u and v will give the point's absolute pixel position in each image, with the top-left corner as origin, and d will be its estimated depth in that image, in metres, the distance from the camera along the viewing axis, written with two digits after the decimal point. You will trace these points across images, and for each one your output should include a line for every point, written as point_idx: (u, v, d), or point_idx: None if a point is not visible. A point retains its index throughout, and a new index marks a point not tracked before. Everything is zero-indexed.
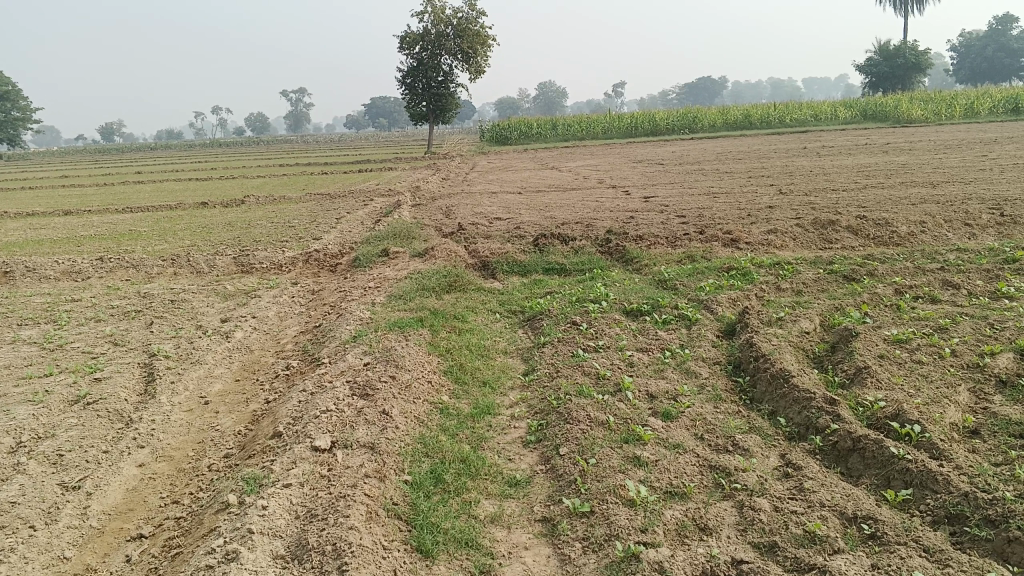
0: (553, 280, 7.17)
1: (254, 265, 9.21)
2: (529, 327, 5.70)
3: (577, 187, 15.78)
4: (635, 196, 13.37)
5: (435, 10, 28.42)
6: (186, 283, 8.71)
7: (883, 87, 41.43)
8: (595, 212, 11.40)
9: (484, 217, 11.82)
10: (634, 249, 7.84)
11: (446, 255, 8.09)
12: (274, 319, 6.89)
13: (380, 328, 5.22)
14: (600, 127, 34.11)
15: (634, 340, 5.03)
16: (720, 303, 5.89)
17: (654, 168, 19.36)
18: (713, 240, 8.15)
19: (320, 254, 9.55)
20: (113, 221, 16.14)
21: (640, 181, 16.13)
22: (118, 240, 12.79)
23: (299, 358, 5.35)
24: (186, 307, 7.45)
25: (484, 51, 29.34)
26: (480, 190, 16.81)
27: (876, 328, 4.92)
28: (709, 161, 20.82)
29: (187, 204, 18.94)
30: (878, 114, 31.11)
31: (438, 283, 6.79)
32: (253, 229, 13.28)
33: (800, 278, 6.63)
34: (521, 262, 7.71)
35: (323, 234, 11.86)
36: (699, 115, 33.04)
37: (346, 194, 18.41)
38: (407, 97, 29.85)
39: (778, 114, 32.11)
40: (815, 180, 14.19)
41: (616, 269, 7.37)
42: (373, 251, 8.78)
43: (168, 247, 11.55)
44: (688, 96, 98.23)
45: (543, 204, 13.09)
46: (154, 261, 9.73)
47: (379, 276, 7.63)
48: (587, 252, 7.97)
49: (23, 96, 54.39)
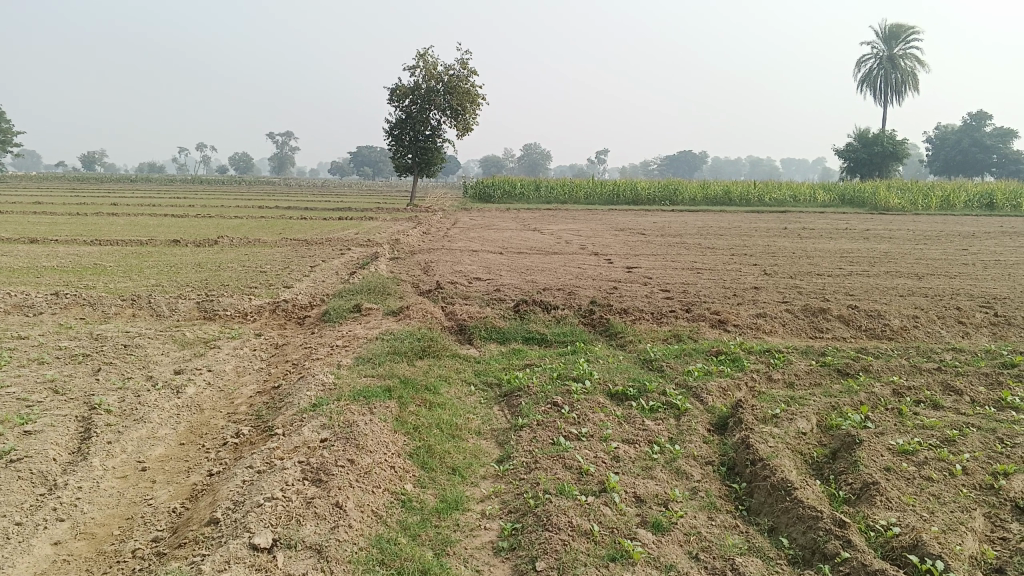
0: (532, 351, 6.79)
1: (217, 312, 8.75)
2: (506, 403, 5.29)
3: (559, 251, 15.53)
4: (617, 265, 13.12)
5: (427, 65, 28.57)
6: (143, 327, 8.21)
7: (861, 172, 42.10)
8: (577, 279, 11.09)
9: (463, 276, 11.47)
10: (619, 323, 7.50)
11: (422, 315, 7.69)
12: (233, 376, 6.43)
13: (344, 396, 4.79)
14: (583, 192, 34.19)
15: (620, 429, 4.65)
16: (710, 391, 5.53)
17: (636, 237, 19.21)
18: (700, 319, 7.83)
19: (290, 304, 9.12)
20: (78, 253, 15.58)
21: (622, 250, 15.90)
22: (80, 274, 12.26)
23: (253, 423, 4.88)
24: (139, 354, 6.97)
25: (473, 110, 29.41)
26: (460, 247, 16.51)
27: (879, 435, 4.58)
28: (691, 234, 20.71)
29: (158, 240, 18.43)
30: (856, 200, 31.64)
31: (411, 347, 6.39)
32: (223, 272, 12.81)
33: (792, 368, 6.32)
34: (500, 329, 7.33)
35: (296, 282, 11.42)
36: (681, 187, 33.27)
37: (324, 242, 18.01)
38: (392, 149, 29.75)
39: (759, 192, 32.40)
40: (798, 262, 14.04)
41: (600, 344, 7.01)
42: (345, 305, 8.36)
43: (130, 285, 11.05)
44: (670, 167, 99.63)
45: (524, 267, 12.78)
46: (113, 300, 9.22)
47: (349, 334, 7.21)
48: (569, 323, 7.61)
49: (4, 118, 53.80)
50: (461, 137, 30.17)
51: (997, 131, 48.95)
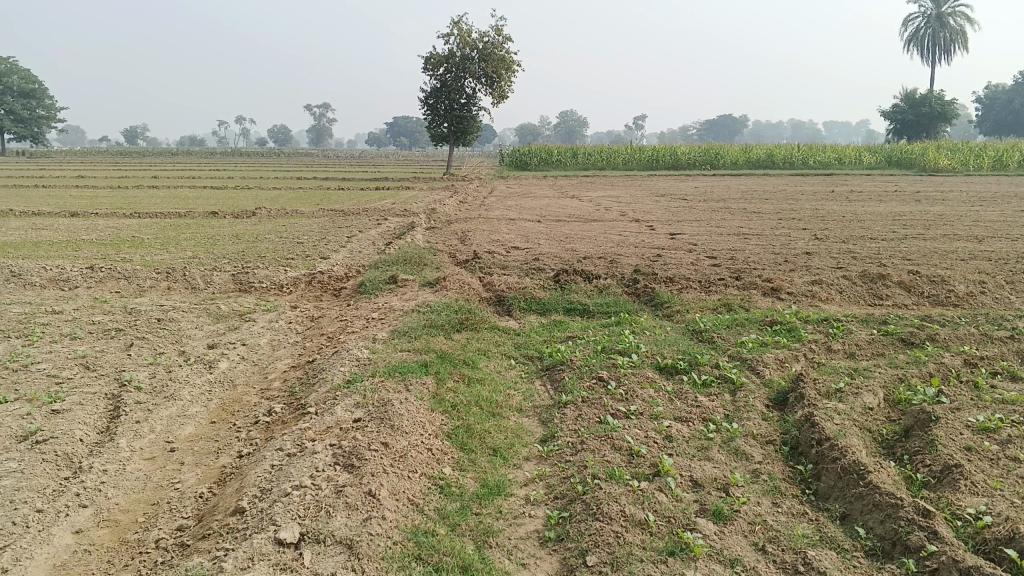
0: (575, 323, 6.49)
1: (252, 284, 8.58)
2: (549, 378, 5.01)
3: (598, 218, 15.13)
4: (660, 231, 12.70)
5: (462, 32, 28.09)
6: (178, 300, 8.07)
7: (909, 133, 40.70)
8: (618, 247, 10.73)
9: (501, 245, 11.17)
10: (666, 293, 7.15)
11: (459, 286, 7.43)
12: (266, 350, 6.25)
13: (378, 373, 4.54)
14: (621, 158, 33.56)
15: (672, 406, 4.34)
16: (767, 364, 5.19)
17: (677, 203, 18.69)
18: (751, 287, 7.45)
19: (325, 275, 8.91)
20: (117, 226, 15.59)
21: (664, 216, 15.44)
22: (118, 247, 12.22)
23: (284, 401, 4.67)
24: (173, 328, 6.82)
25: (509, 76, 28.89)
26: (497, 215, 16.17)
27: (955, 410, 4.21)
28: (734, 198, 20.10)
29: (196, 212, 18.39)
30: (904, 161, 30.60)
31: (449, 319, 6.13)
32: (259, 244, 12.67)
33: (852, 339, 5.93)
34: (540, 300, 7.04)
35: (331, 253, 11.22)
36: (721, 151, 32.49)
37: (360, 212, 17.82)
38: (428, 117, 29.41)
39: (802, 156, 31.49)
40: (848, 226, 13.47)
41: (646, 314, 6.68)
42: (380, 277, 8.13)
43: (166, 258, 10.95)
44: (709, 132, 97.77)
45: (564, 235, 12.44)
46: (149, 273, 9.11)
47: (385, 306, 6.99)
48: (613, 293, 7.29)
49: (47, 94, 54.57)
50: (497, 106, 29.69)
51: None
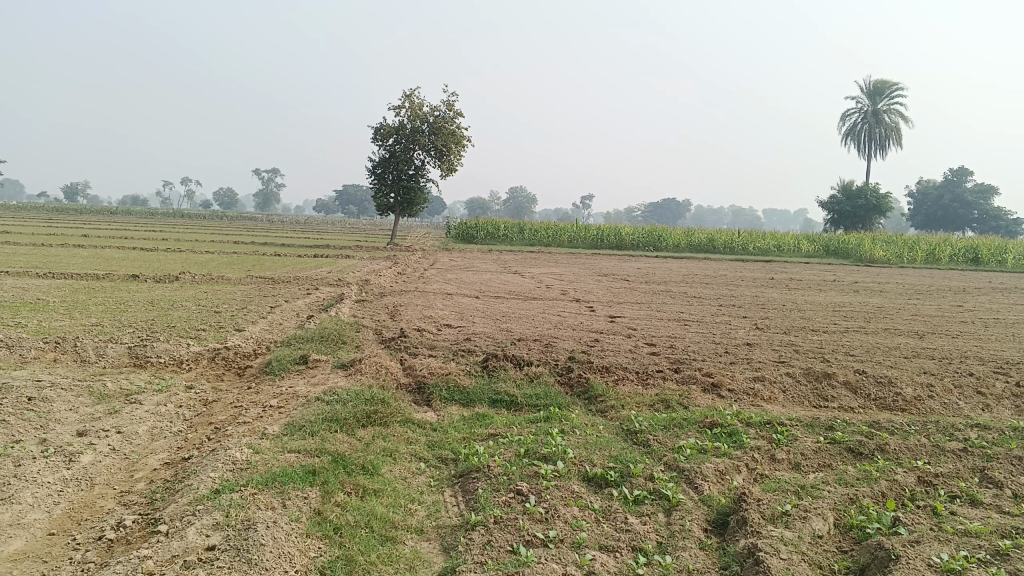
0: (498, 417, 5.88)
1: (149, 359, 7.80)
2: (461, 489, 4.37)
3: (537, 296, 14.72)
4: (599, 314, 12.30)
5: (413, 105, 28.00)
6: (61, 374, 7.24)
7: (844, 224, 41.82)
8: (554, 329, 10.26)
9: (432, 322, 10.60)
10: (600, 384, 6.60)
11: (375, 370, 6.78)
12: (143, 441, 5.48)
13: (254, 481, 3.86)
14: (566, 236, 33.54)
15: (595, 531, 3.74)
16: (705, 478, 4.64)
17: (619, 284, 18.46)
18: (690, 380, 6.96)
19: (232, 351, 8.18)
20: (25, 286, 14.57)
21: (604, 297, 15.11)
22: (16, 311, 11.28)
23: (141, 512, 3.94)
24: (42, 409, 6.00)
25: (459, 150, 28.79)
26: (434, 289, 15.66)
27: (915, 543, 3.68)
28: (675, 282, 19.97)
29: (116, 274, 17.46)
30: (840, 252, 31.13)
31: (356, 410, 5.47)
32: (173, 312, 11.87)
33: (798, 446, 5.44)
34: (463, 388, 6.42)
35: (249, 325, 10.50)
36: (664, 234, 32.73)
37: (291, 280, 17.13)
38: (374, 186, 29.02)
39: (742, 241, 31.94)
40: (788, 315, 13.31)
41: (578, 409, 6.11)
42: (289, 356, 7.45)
43: (65, 325, 10.07)
44: (653, 213, 99.87)
45: (499, 313, 11.95)
46: (36, 342, 8.24)
47: (288, 391, 6.31)
48: (544, 383, 6.71)
49: None
50: (445, 178, 29.46)
51: (978, 187, 49.02)
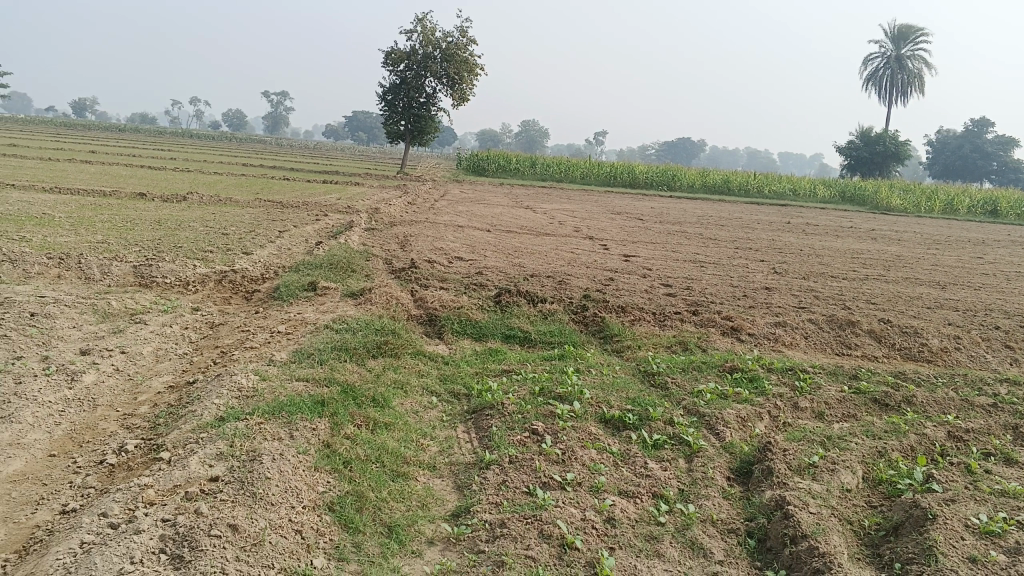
0: (511, 353, 5.70)
1: (155, 279, 7.61)
2: (473, 426, 4.21)
3: (550, 232, 14.46)
4: (613, 251, 12.06)
5: (425, 30, 27.21)
6: (64, 291, 7.06)
7: (861, 171, 41.09)
8: (568, 265, 10.04)
9: (443, 253, 10.38)
10: (616, 323, 6.42)
11: (385, 300, 6.58)
12: (148, 363, 5.32)
13: (261, 410, 3.69)
14: (579, 171, 33.01)
15: (615, 475, 3.57)
16: (727, 425, 4.48)
17: (633, 222, 18.16)
18: (709, 323, 6.78)
19: (239, 275, 7.99)
20: (31, 201, 14.37)
21: (618, 235, 14.85)
22: (20, 225, 11.09)
23: (144, 438, 3.78)
24: (45, 325, 5.84)
25: (471, 78, 28.10)
26: (445, 220, 15.40)
27: (950, 501, 3.52)
28: (690, 223, 19.65)
29: (124, 192, 17.23)
30: (856, 198, 30.61)
31: (365, 340, 5.28)
32: (180, 232, 11.67)
33: (821, 395, 5.26)
34: (475, 322, 6.24)
35: (257, 249, 10.29)
36: (678, 174, 32.18)
37: (301, 206, 16.88)
38: (385, 113, 28.47)
39: (758, 184, 31.42)
40: (806, 261, 13.05)
41: (594, 348, 5.93)
42: (298, 282, 7.25)
43: (70, 241, 9.88)
44: (667, 153, 98.51)
45: (512, 247, 11.72)
46: (39, 257, 8.05)
47: (297, 317, 6.12)
48: (558, 319, 6.51)
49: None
50: (458, 107, 28.85)
51: (1000, 138, 48.02)
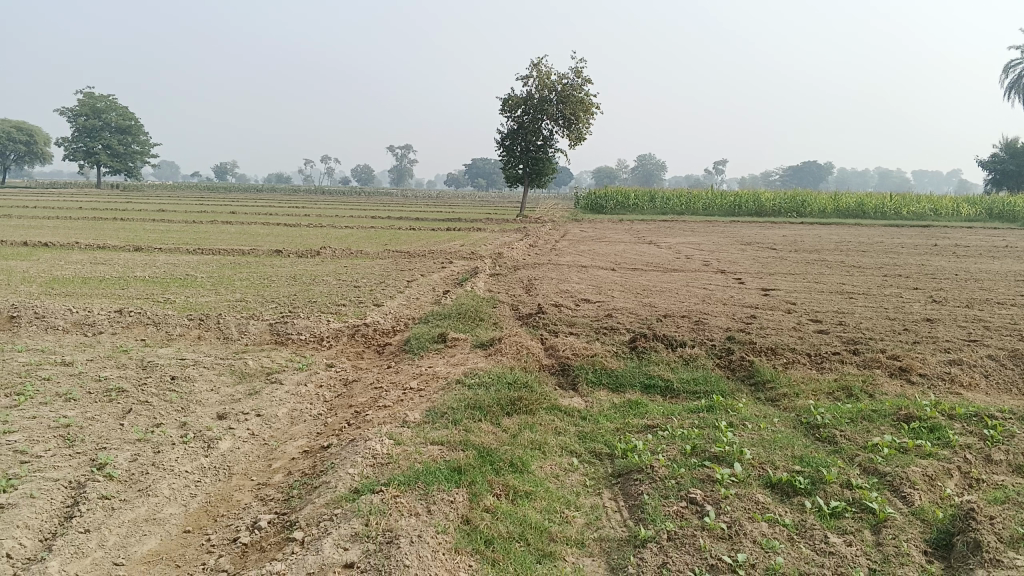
0: (653, 405, 5.29)
1: (289, 336, 7.68)
2: (621, 492, 3.84)
3: (679, 267, 13.92)
4: (749, 286, 11.43)
5: (541, 74, 27.41)
6: (204, 353, 7.19)
7: (1008, 185, 38.09)
8: (703, 303, 9.52)
9: (571, 297, 10.08)
10: (768, 369, 5.95)
11: (516, 350, 6.31)
12: (283, 424, 5.23)
13: (396, 481, 3.46)
14: (701, 203, 32.17)
15: (792, 554, 3.11)
16: (913, 487, 3.90)
17: (765, 253, 17.31)
18: (872, 365, 6.20)
19: (371, 328, 7.95)
20: (176, 263, 15.13)
21: (752, 268, 14.12)
22: (166, 287, 11.60)
23: (278, 511, 3.62)
24: (185, 390, 5.89)
25: (586, 118, 27.92)
26: (569, 261, 15.13)
27: None
28: (827, 250, 18.57)
29: (260, 250, 17.95)
30: (1007, 215, 28.35)
31: (499, 395, 4.99)
32: (313, 287, 11.91)
33: (1019, 444, 4.57)
34: (611, 371, 5.86)
35: (386, 301, 10.33)
36: (807, 199, 30.82)
37: (426, 254, 17.05)
38: (503, 158, 28.75)
39: (895, 205, 29.59)
40: (966, 286, 11.94)
41: (746, 398, 5.45)
42: (428, 333, 7.11)
43: (211, 301, 10.22)
44: (792, 179, 95.20)
45: (640, 286, 11.28)
46: (181, 318, 8.30)
47: (429, 372, 5.94)
48: (702, 366, 6.04)
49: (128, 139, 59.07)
50: (575, 148, 28.80)
51: None
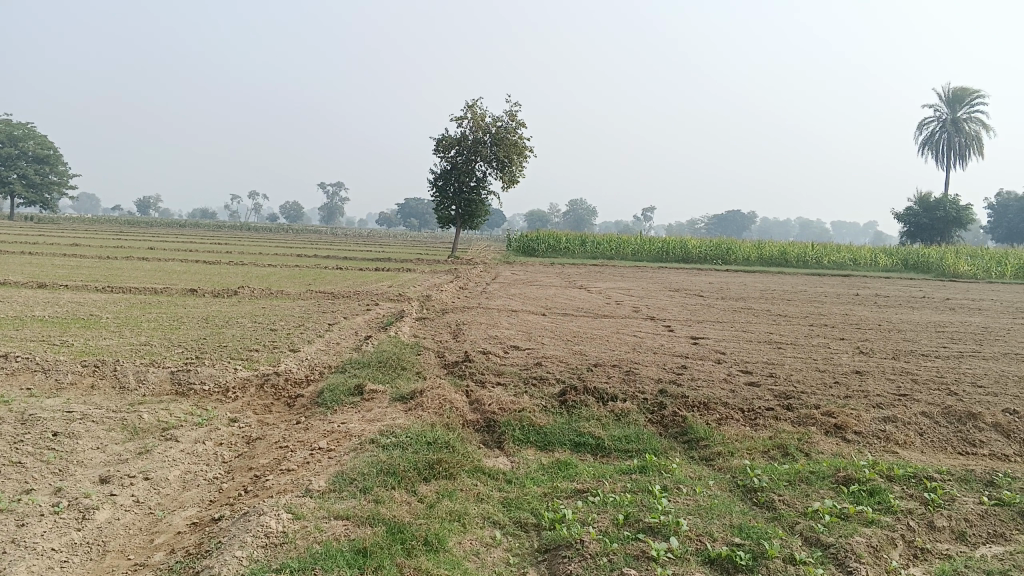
0: (584, 466, 4.94)
1: (193, 386, 7.09)
2: (548, 573, 3.46)
3: (608, 314, 13.76)
4: (680, 334, 11.29)
5: (475, 116, 27.36)
6: (95, 404, 6.55)
7: (921, 237, 39.63)
8: (633, 352, 9.29)
9: (498, 344, 9.72)
10: (702, 425, 5.70)
11: (438, 404, 5.90)
12: (173, 491, 4.69)
13: (290, 566, 3.01)
14: (630, 248, 32.41)
15: None
16: (859, 561, 3.64)
17: (694, 300, 17.34)
18: (808, 422, 6.01)
19: (283, 378, 7.42)
20: (82, 301, 14.23)
21: (681, 315, 14.06)
22: (65, 328, 10.80)
23: None
24: (65, 448, 5.28)
25: (520, 161, 27.94)
26: (498, 305, 14.82)
27: None
28: (753, 298, 18.75)
29: (175, 288, 17.11)
30: (921, 266, 29.37)
31: (416, 457, 4.58)
32: (227, 330, 11.27)
33: (961, 510, 4.38)
34: (539, 428, 5.51)
35: (305, 346, 9.79)
36: (733, 247, 31.38)
37: (351, 296, 16.52)
38: (435, 199, 28.47)
39: (816, 254, 30.41)
40: (890, 337, 12.05)
41: (680, 458, 5.18)
42: (345, 385, 6.64)
43: (113, 345, 9.50)
44: (717, 226, 97.69)
45: (570, 333, 11.02)
46: (74, 365, 7.61)
47: (342, 429, 5.48)
48: (634, 422, 5.74)
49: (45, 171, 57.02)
50: (508, 191, 28.71)
51: None
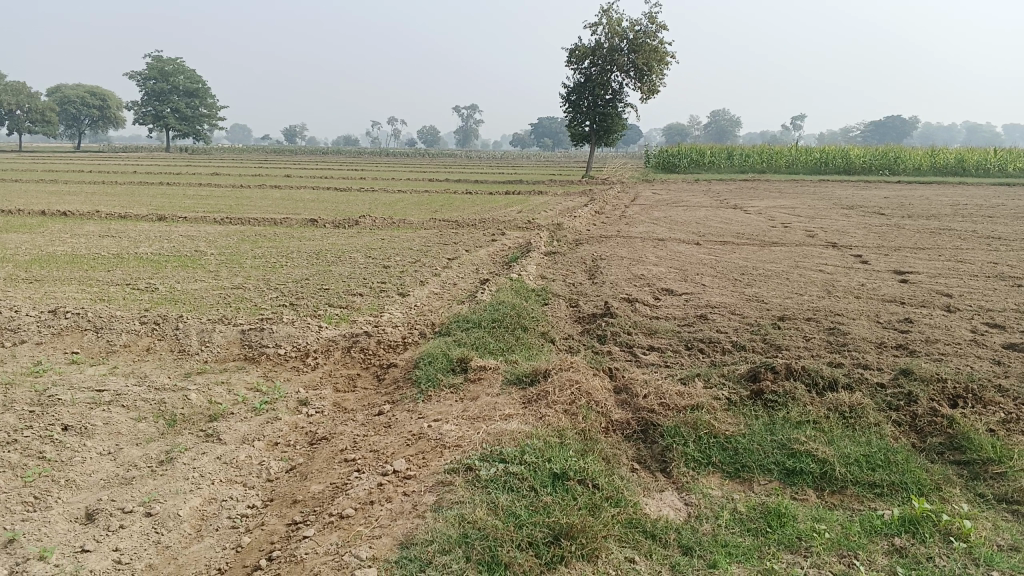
0: (810, 520, 3.02)
1: (264, 351, 5.63)
2: None
3: (778, 240, 11.42)
4: (876, 267, 8.94)
5: (612, 20, 24.74)
6: (137, 378, 5.17)
7: None
8: (826, 297, 7.10)
9: (647, 286, 7.78)
10: (986, 436, 3.65)
11: (573, 390, 4.09)
12: (177, 539, 3.14)
13: None
14: (783, 159, 29.05)
15: None
16: None
17: (876, 220, 14.56)
18: None
19: (374, 339, 5.81)
20: (193, 235, 13.31)
21: (868, 240, 11.50)
22: (161, 268, 9.72)
23: None
24: (63, 456, 3.85)
25: (661, 68, 25.10)
26: (641, 232, 12.74)
27: None
28: (947, 216, 15.68)
29: (295, 218, 16.06)
30: None
31: (535, 516, 2.79)
32: (333, 268, 9.86)
33: None
34: (725, 441, 3.62)
35: (414, 289, 8.21)
36: (902, 155, 27.48)
37: (477, 223, 14.86)
38: (569, 114, 26.26)
39: (998, 160, 26.24)
40: None
41: (968, 505, 3.15)
42: (447, 355, 4.93)
43: (199, 290, 8.25)
44: (874, 135, 89.61)
45: (735, 268, 8.84)
46: (133, 321, 6.31)
47: (434, 432, 3.77)
48: (872, 432, 3.74)
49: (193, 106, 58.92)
50: (647, 101, 26.05)
51: None
